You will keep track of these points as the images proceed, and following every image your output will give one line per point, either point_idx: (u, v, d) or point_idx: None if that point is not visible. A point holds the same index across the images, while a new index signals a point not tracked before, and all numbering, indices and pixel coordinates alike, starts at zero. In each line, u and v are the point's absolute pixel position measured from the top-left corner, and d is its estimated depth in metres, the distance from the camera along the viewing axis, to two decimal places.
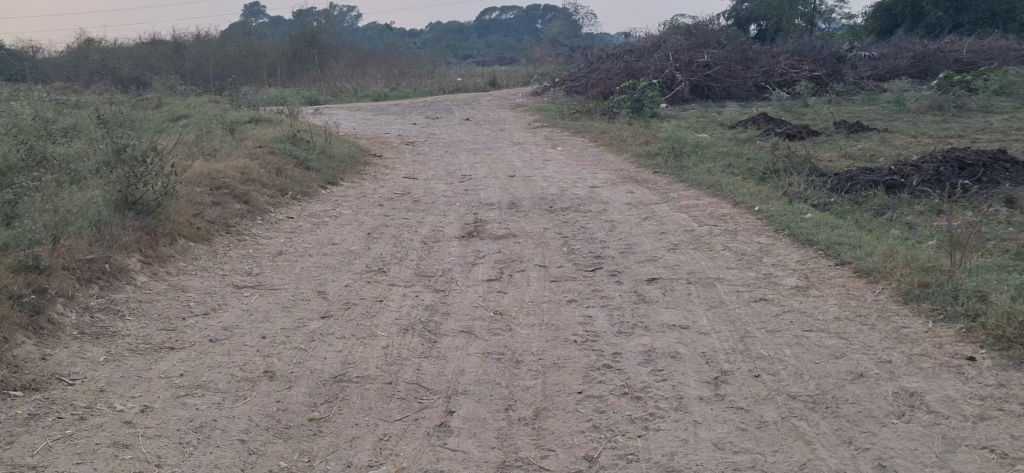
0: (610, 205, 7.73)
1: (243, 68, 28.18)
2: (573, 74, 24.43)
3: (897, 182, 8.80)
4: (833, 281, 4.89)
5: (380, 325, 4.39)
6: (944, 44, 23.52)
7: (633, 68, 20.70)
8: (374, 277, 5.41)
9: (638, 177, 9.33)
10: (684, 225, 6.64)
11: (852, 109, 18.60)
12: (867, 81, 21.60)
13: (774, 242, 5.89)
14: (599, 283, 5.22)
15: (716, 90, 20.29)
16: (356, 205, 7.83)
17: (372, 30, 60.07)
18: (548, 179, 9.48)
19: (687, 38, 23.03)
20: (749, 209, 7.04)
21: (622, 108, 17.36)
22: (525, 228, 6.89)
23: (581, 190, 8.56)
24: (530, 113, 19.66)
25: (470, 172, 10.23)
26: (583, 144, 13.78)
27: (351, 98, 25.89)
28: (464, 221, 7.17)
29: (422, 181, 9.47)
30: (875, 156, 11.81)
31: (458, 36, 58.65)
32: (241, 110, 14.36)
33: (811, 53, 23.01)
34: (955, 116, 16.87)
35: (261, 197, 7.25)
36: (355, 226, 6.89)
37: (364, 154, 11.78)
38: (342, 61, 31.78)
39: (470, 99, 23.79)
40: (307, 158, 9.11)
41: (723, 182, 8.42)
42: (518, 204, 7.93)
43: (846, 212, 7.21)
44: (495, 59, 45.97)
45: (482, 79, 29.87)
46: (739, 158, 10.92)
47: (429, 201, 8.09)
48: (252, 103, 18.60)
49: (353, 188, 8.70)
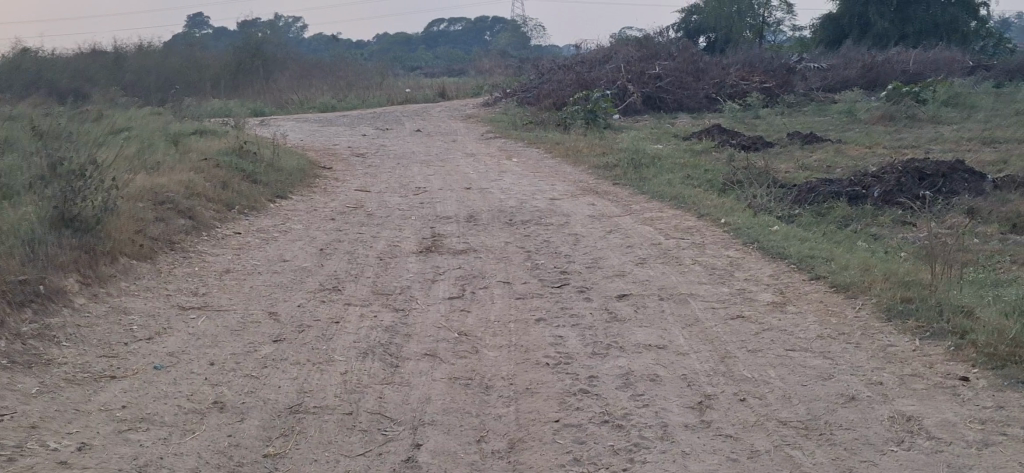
0: (571, 218, 7.53)
1: (187, 79, 27.59)
2: (525, 85, 24.28)
3: (859, 193, 8.73)
4: (809, 296, 4.72)
5: (338, 349, 4.11)
6: (891, 55, 23.80)
7: (585, 79, 20.59)
8: (329, 296, 5.12)
9: (597, 189, 9.15)
10: (650, 239, 6.45)
11: (804, 120, 18.67)
12: (817, 92, 21.75)
13: (744, 255, 5.72)
14: (567, 301, 4.99)
15: (668, 101, 20.26)
16: (307, 219, 7.53)
17: (319, 41, 59.42)
18: (504, 191, 9.26)
19: (638, 49, 23.02)
20: (715, 221, 6.88)
21: (576, 119, 17.22)
22: (485, 242, 6.65)
23: (540, 202, 8.35)
24: (482, 124, 19.45)
25: (425, 185, 9.97)
26: (538, 155, 13.59)
27: (299, 110, 25.46)
28: (421, 235, 6.91)
29: (376, 194, 9.19)
30: (831, 167, 11.78)
31: (406, 47, 58.30)
32: (185, 122, 13.94)
33: (760, 63, 23.13)
34: (905, 127, 16.99)
35: (207, 213, 6.92)
36: (307, 242, 6.59)
37: (313, 167, 11.46)
38: (287, 73, 31.33)
39: (420, 111, 23.51)
40: (255, 171, 8.78)
41: (685, 194, 8.27)
42: (476, 218, 7.69)
43: (812, 224, 7.08)
44: (444, 71, 45.69)
45: (431, 90, 29.59)
46: (696, 169, 10.80)
47: (383, 215, 7.82)
48: (197, 115, 18.14)
49: (303, 202, 8.39)
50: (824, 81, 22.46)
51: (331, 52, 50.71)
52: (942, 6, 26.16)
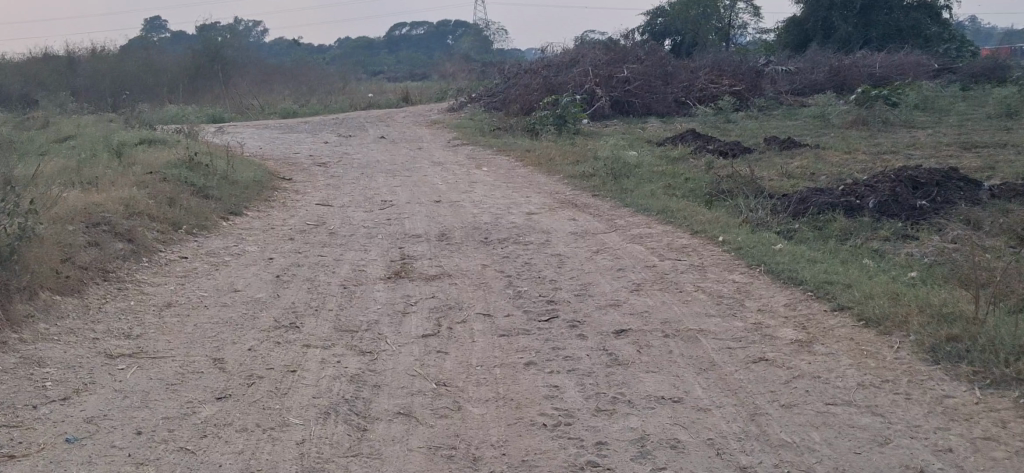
0: (552, 235, 6.92)
1: (143, 84, 26.63)
2: (490, 90, 23.68)
3: (853, 204, 8.18)
4: (837, 333, 4.12)
5: (293, 409, 3.47)
6: (858, 58, 23.47)
7: (553, 83, 20.00)
8: (284, 336, 4.45)
9: (577, 202, 8.56)
10: (643, 260, 5.84)
11: (777, 124, 18.22)
12: (787, 95, 21.35)
13: (751, 281, 5.13)
14: (557, 338, 4.36)
15: (637, 105, 19.75)
16: (262, 239, 6.84)
17: (280, 46, 58.36)
18: (477, 204, 8.63)
19: (606, 52, 22.46)
20: (711, 240, 6.29)
21: (545, 125, 16.64)
22: (460, 265, 6.02)
23: (516, 217, 7.72)
24: (448, 130, 18.82)
25: (391, 198, 9.30)
26: (508, 164, 12.98)
27: (259, 116, 24.64)
28: (389, 258, 6.26)
29: (338, 209, 8.52)
30: (814, 175, 11.28)
31: (368, 51, 57.43)
32: (134, 130, 13.17)
33: (729, 66, 22.68)
34: (881, 131, 16.59)
35: (149, 234, 6.22)
36: (261, 267, 5.91)
37: (271, 178, 10.74)
38: (248, 78, 30.22)
39: (384, 116, 22.80)
40: (207, 184, 8.07)
41: (672, 207, 7.69)
42: (448, 236, 7.05)
43: (814, 242, 6.52)
44: (406, 76, 44.91)
45: (394, 95, 28.85)
46: (678, 179, 10.22)
47: (347, 233, 7.15)
48: (151, 123, 17.31)
49: (258, 218, 7.70)
50: (794, 85, 22.07)
51: (291, 56, 49.70)
52: (906, 9, 25.93)
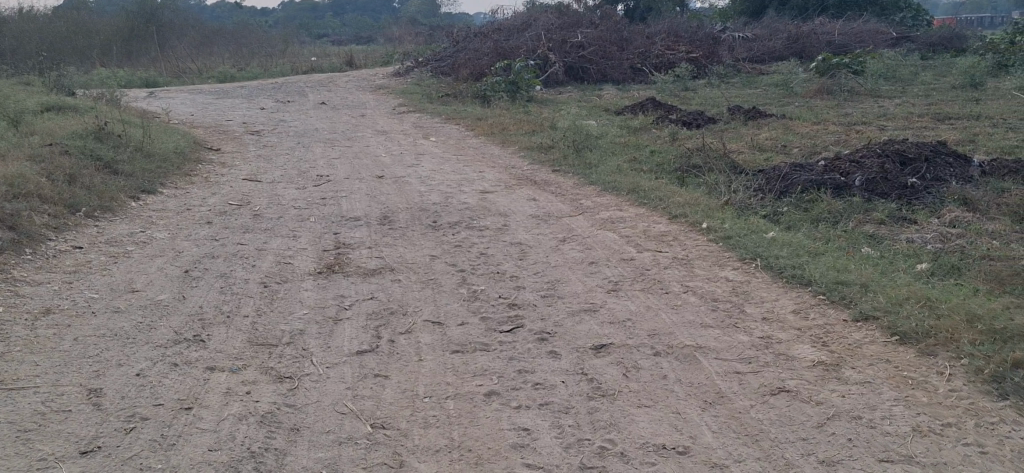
0: (510, 219, 6.12)
1: (73, 46, 25.10)
2: (439, 54, 22.66)
3: (840, 182, 7.49)
4: (866, 353, 3.37)
5: (182, 469, 2.63)
6: (816, 26, 22.86)
7: (504, 48, 19.09)
8: (184, 353, 3.57)
9: (536, 179, 7.76)
10: (618, 252, 5.07)
11: (737, 92, 17.55)
12: (745, 63, 20.67)
13: (750, 280, 4.37)
14: (524, 356, 3.55)
15: (591, 72, 18.93)
16: (175, 224, 5.93)
17: (222, 8, 56.38)
18: (425, 180, 7.79)
19: (559, 16, 21.57)
20: (692, 226, 5.52)
21: (497, 91, 15.76)
22: (406, 256, 5.19)
23: (468, 196, 6.89)
24: (394, 96, 17.83)
25: (328, 172, 8.41)
26: (458, 133, 12.13)
27: (196, 80, 23.39)
28: (322, 247, 5.39)
29: (269, 185, 7.62)
30: (785, 148, 10.60)
31: (313, 15, 55.68)
32: (50, 96, 12.02)
33: (685, 32, 21.92)
34: (845, 100, 15.99)
35: (37, 219, 5.29)
36: (169, 260, 5.01)
37: (195, 149, 9.78)
38: (185, 40, 28.74)
39: (326, 81, 21.71)
40: (116, 157, 7.12)
41: (642, 185, 6.93)
42: (391, 219, 6.19)
43: (807, 231, 5.81)
44: (353, 39, 43.52)
45: (338, 59, 27.70)
46: (643, 153, 9.46)
47: (275, 215, 6.27)
48: (74, 87, 16.10)
49: (174, 198, 6.79)
50: (751, 52, 21.41)
51: (233, 17, 47.97)
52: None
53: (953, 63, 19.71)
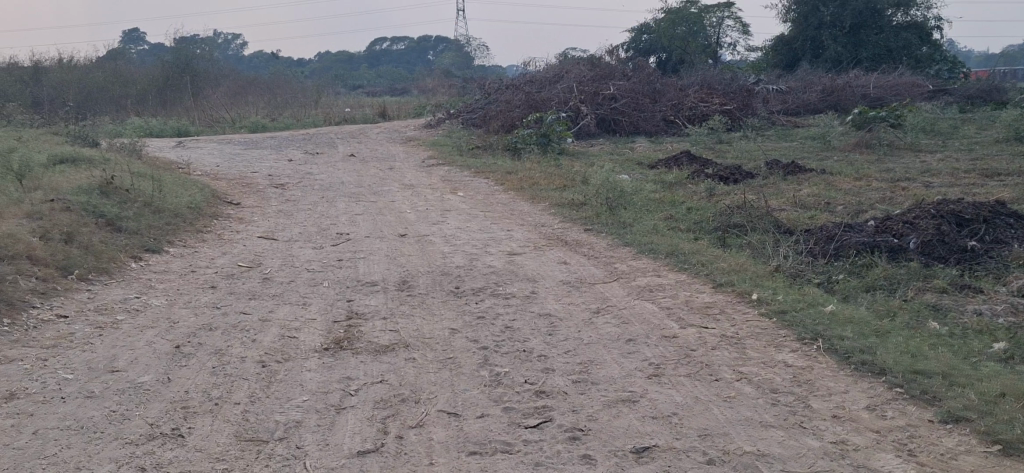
0: (540, 285, 5.62)
1: (108, 95, 25.10)
2: (470, 106, 22.38)
3: (895, 244, 6.89)
4: (963, 467, 2.81)
5: None
6: (852, 78, 22.32)
7: (536, 99, 18.73)
8: (157, 453, 3.08)
9: (568, 239, 7.26)
10: (659, 326, 4.53)
11: (774, 146, 17.02)
12: (779, 116, 20.16)
13: (812, 367, 3.82)
14: (553, 461, 3.02)
15: (623, 124, 18.49)
16: (175, 288, 5.48)
17: (259, 59, 56.89)
18: (449, 239, 7.32)
19: (591, 68, 21.22)
20: (741, 297, 4.98)
21: (528, 143, 15.36)
22: (424, 329, 4.68)
23: (494, 259, 6.39)
24: (423, 148, 17.48)
25: (348, 230, 7.96)
26: (487, 187, 11.69)
27: (228, 129, 23.25)
28: (332, 317, 4.89)
29: (283, 244, 7.18)
30: (830, 206, 10.03)
31: (348, 66, 56.03)
32: (74, 148, 11.75)
33: (719, 84, 21.46)
34: (886, 155, 15.40)
35: (20, 284, 4.87)
36: (161, 332, 4.54)
37: (213, 202, 9.39)
38: (219, 90, 28.71)
39: (356, 132, 21.45)
40: (121, 212, 6.73)
41: (681, 247, 6.41)
42: (410, 284, 5.70)
43: (865, 302, 5.24)
44: (387, 90, 43.54)
45: (370, 110, 27.51)
46: (681, 211, 8.96)
47: (285, 279, 5.81)
48: (102, 137, 15.89)
49: (180, 257, 6.37)
50: (786, 105, 20.90)
51: (270, 69, 48.27)
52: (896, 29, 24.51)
53: (994, 117, 19.05)
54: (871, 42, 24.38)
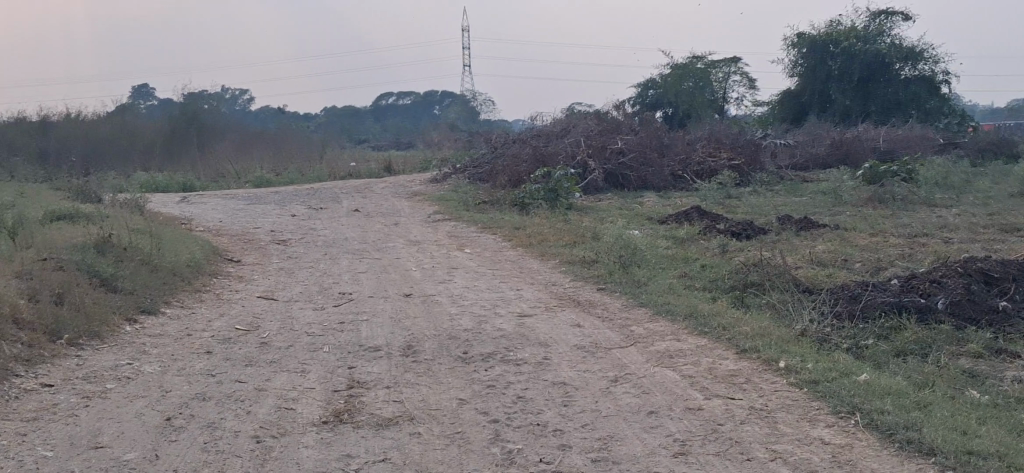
0: (552, 351, 5.34)
1: (114, 150, 25.02)
2: (476, 160, 22.23)
3: (922, 304, 6.61)
4: None
5: None
6: (861, 131, 22.17)
7: (543, 153, 18.56)
8: None
9: (579, 300, 6.98)
10: (682, 396, 4.25)
11: (784, 201, 16.78)
12: (788, 170, 19.97)
13: (852, 445, 3.53)
14: None
15: (631, 178, 18.29)
16: (169, 352, 5.21)
17: (266, 114, 57.13)
18: (457, 300, 7.05)
19: (598, 122, 21.09)
20: (767, 365, 4.70)
21: (535, 198, 15.15)
22: (431, 400, 4.40)
23: (504, 321, 6.12)
24: (428, 203, 17.28)
25: (351, 289, 7.70)
26: (494, 243, 11.45)
27: (233, 183, 23.11)
28: (333, 387, 4.61)
29: (284, 305, 6.91)
30: (847, 264, 9.75)
31: (354, 121, 56.23)
32: (73, 204, 11.54)
33: (727, 138, 21.30)
34: (900, 210, 15.16)
35: (5, 349, 4.60)
36: (151, 402, 4.26)
37: (213, 260, 9.15)
38: (225, 144, 28.65)
39: (361, 186, 21.27)
40: (117, 271, 6.48)
41: (699, 309, 6.13)
42: (415, 349, 5.42)
43: (898, 369, 4.95)
44: (392, 144, 43.59)
45: (376, 164, 27.40)
46: (694, 268, 8.69)
47: (285, 343, 5.53)
48: (104, 192, 15.71)
49: (176, 319, 6.11)
50: (795, 159, 20.72)
51: (277, 124, 48.41)
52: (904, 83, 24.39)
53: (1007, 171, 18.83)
54: (882, 95, 24.30)
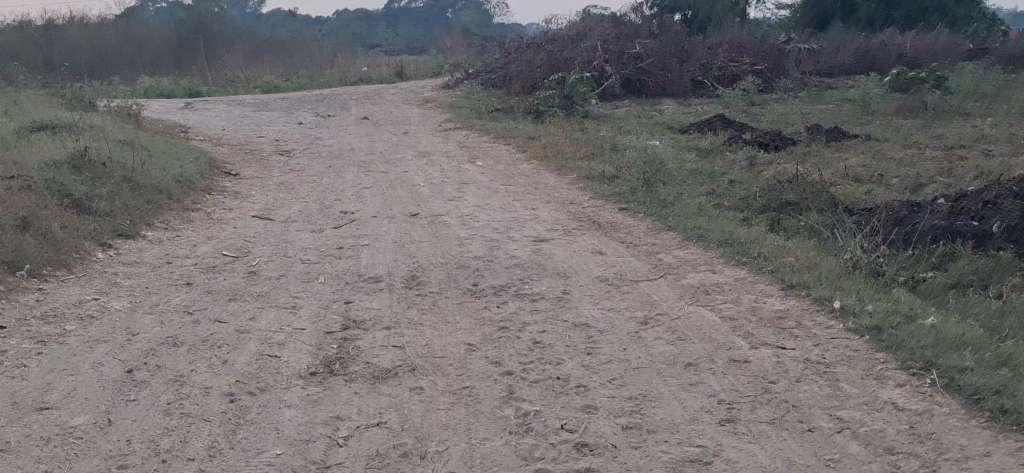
0: (572, 284, 4.77)
1: (119, 54, 24.18)
2: (488, 66, 21.39)
3: (977, 229, 5.96)
4: None
5: None
6: (887, 37, 21.16)
7: (557, 59, 17.73)
8: None
9: (601, 222, 6.40)
10: (722, 345, 3.69)
11: (811, 109, 16.01)
12: (812, 77, 19.10)
13: (933, 413, 2.96)
14: None
15: (649, 85, 17.50)
16: (144, 285, 4.67)
17: (278, 17, 55.81)
18: (467, 221, 6.48)
19: (616, 27, 20.17)
20: (819, 305, 4.12)
21: (550, 106, 14.45)
22: (434, 346, 3.84)
23: (518, 247, 5.54)
24: (440, 110, 16.58)
25: (353, 208, 7.12)
26: (508, 155, 10.83)
27: (240, 89, 22.39)
28: (324, 329, 4.06)
29: (279, 225, 6.36)
30: (884, 179, 9.09)
31: (366, 25, 54.90)
32: (66, 112, 10.92)
33: (749, 43, 20.37)
34: (932, 120, 14.38)
35: None
36: (114, 349, 3.75)
37: (209, 173, 8.58)
38: (232, 49, 27.72)
39: (371, 93, 20.52)
40: (92, 189, 5.93)
41: (735, 235, 5.53)
42: (419, 280, 4.87)
43: (964, 307, 4.35)
44: (404, 50, 42.57)
45: (386, 70, 26.56)
46: (722, 184, 8.07)
47: (275, 273, 4.98)
48: (103, 98, 15.05)
49: (157, 244, 5.57)
50: (819, 65, 19.81)
51: (288, 28, 47.22)
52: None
53: None
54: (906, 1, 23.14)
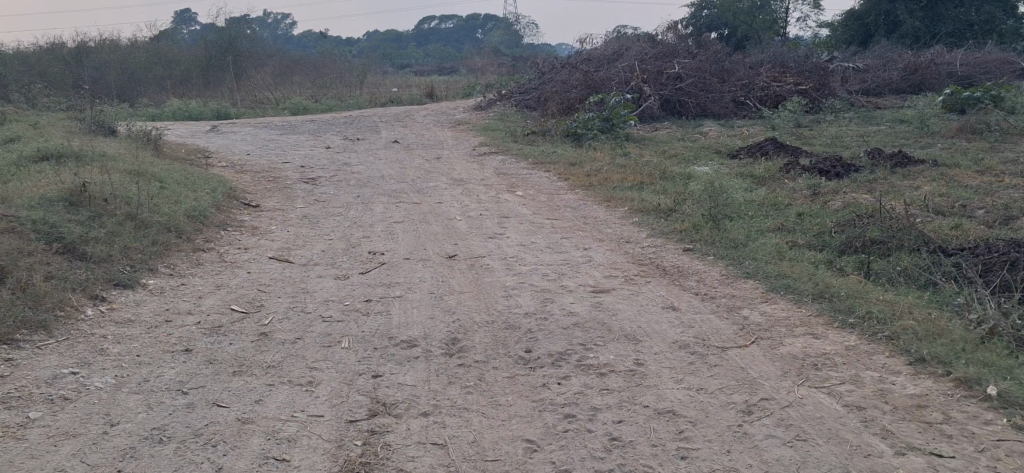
0: (645, 351, 3.95)
1: (149, 75, 23.57)
2: (522, 86, 20.63)
3: None
4: None
5: None
6: (936, 54, 20.12)
7: (595, 78, 16.92)
8: None
9: (666, 266, 5.58)
10: (857, 450, 2.86)
11: (864, 131, 15.07)
12: (859, 96, 18.15)
13: None
14: None
15: (691, 105, 16.63)
16: (135, 352, 3.91)
17: (310, 38, 55.54)
18: (510, 265, 5.67)
19: (654, 45, 19.34)
20: (966, 391, 3.28)
21: (590, 129, 13.67)
22: (486, 445, 3.04)
23: (574, 301, 4.73)
24: (473, 133, 15.84)
25: (381, 248, 6.34)
26: (549, 183, 10.03)
27: (268, 111, 21.74)
28: (347, 417, 3.26)
29: (300, 270, 5.59)
30: (965, 212, 8.18)
31: (396, 45, 54.49)
32: (82, 138, 10.24)
33: (792, 61, 19.45)
34: (996, 142, 13.41)
35: None
36: (85, 447, 2.98)
37: (227, 206, 7.85)
38: (263, 70, 27.09)
39: (402, 115, 19.84)
40: (88, 232, 5.20)
41: (831, 287, 4.68)
42: (460, 345, 4.07)
43: None
44: (434, 69, 41.97)
45: (416, 91, 25.88)
46: (790, 217, 7.22)
47: (290, 335, 4.20)
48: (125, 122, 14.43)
49: (156, 295, 4.81)
50: (866, 84, 18.85)
51: (319, 49, 46.76)
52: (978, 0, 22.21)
53: None
54: (952, 17, 22.08)
